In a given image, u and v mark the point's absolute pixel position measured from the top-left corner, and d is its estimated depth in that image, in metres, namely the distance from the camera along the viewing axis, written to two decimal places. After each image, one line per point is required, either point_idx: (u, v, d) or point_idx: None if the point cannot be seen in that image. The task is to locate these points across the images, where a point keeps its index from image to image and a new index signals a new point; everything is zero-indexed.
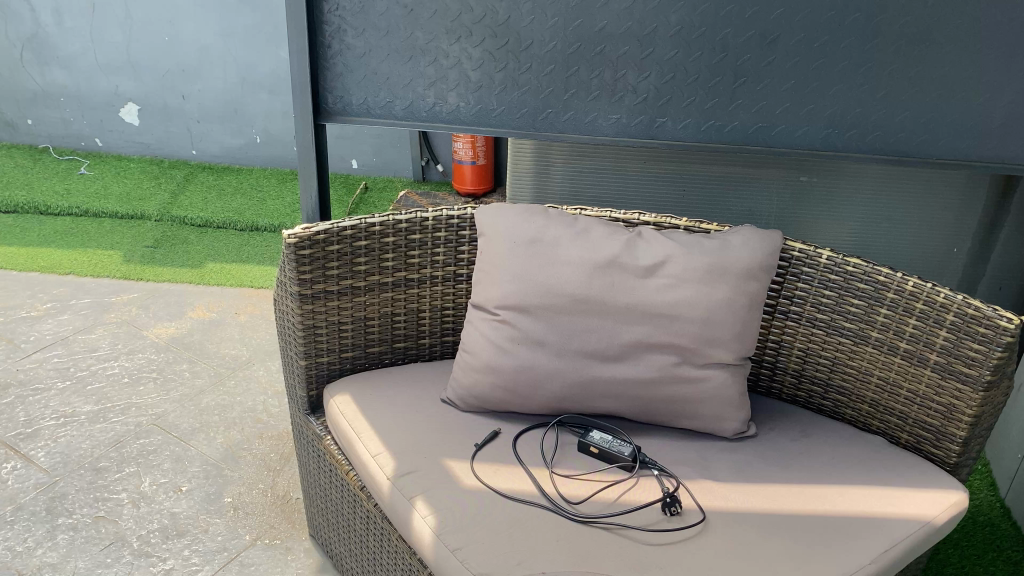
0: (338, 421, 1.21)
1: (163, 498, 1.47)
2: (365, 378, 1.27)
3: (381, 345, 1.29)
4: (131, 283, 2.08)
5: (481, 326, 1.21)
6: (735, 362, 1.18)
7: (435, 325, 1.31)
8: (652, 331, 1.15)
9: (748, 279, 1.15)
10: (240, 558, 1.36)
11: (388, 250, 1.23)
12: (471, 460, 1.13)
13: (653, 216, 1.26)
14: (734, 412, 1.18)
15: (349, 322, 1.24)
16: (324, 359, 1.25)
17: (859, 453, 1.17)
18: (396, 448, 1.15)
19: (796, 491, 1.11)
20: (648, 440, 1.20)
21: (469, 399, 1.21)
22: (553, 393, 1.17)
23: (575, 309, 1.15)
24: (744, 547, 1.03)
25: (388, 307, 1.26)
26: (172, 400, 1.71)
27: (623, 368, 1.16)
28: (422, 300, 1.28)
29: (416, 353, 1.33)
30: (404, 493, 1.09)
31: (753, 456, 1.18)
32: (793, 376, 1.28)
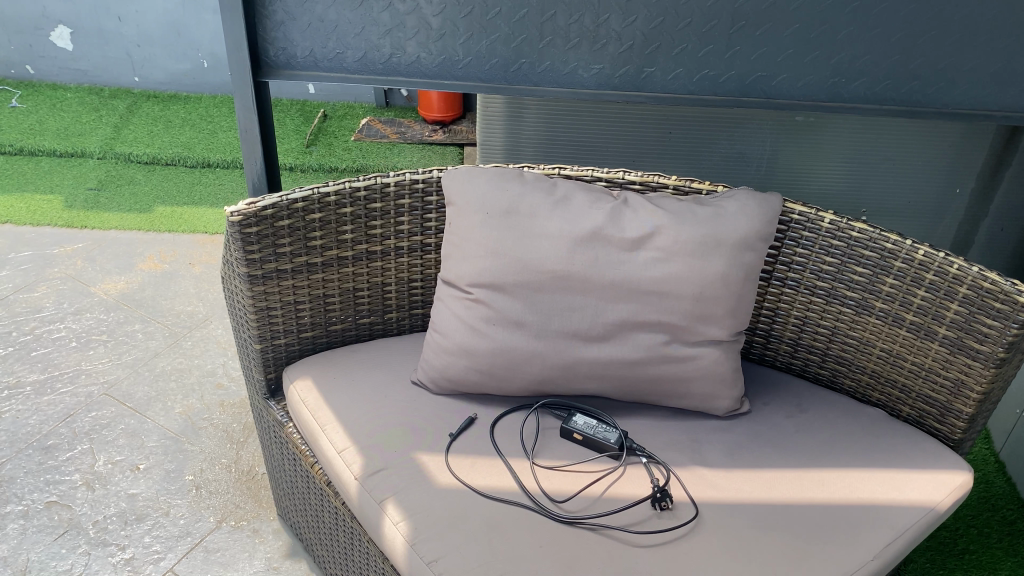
0: (300, 410, 1.11)
1: (119, 479, 1.39)
2: (328, 359, 1.17)
3: (344, 322, 1.18)
4: (75, 232, 1.94)
5: (452, 305, 1.10)
6: (729, 338, 1.09)
7: (402, 299, 1.20)
8: (639, 308, 1.05)
9: (745, 249, 1.05)
10: (204, 544, 1.29)
11: (346, 222, 1.10)
12: (445, 454, 1.05)
13: (639, 176, 1.14)
14: (727, 391, 1.10)
15: (307, 301, 1.13)
16: (282, 341, 1.15)
17: (858, 430, 1.10)
18: (363, 442, 1.06)
19: (792, 477, 1.04)
20: (634, 421, 1.12)
21: (441, 383, 1.12)
22: (533, 376, 1.08)
23: (555, 286, 1.05)
24: (740, 544, 0.96)
25: (349, 283, 1.15)
26: (125, 366, 1.60)
27: (608, 349, 1.07)
28: (387, 274, 1.17)
29: (383, 329, 1.23)
30: (373, 495, 1.00)
31: (747, 436, 1.10)
32: (788, 345, 1.20)
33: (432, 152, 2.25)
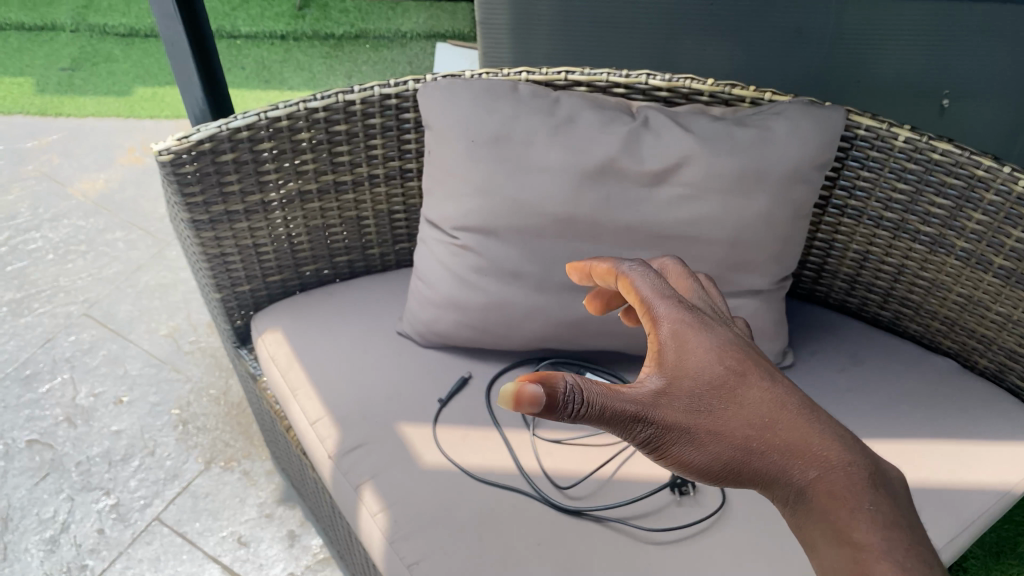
0: (269, 369, 0.97)
1: (102, 414, 1.29)
2: (302, 305, 1.02)
3: (317, 262, 1.02)
4: (50, 121, 1.76)
5: (437, 249, 0.92)
6: (771, 285, 0.90)
7: (384, 232, 1.03)
8: (661, 257, 0.86)
9: (794, 182, 0.84)
10: (193, 489, 1.21)
11: (304, 150, 0.91)
12: (433, 426, 0.91)
13: (666, 80, 0.92)
14: (767, 345, 0.92)
15: (269, 244, 0.96)
16: (245, 287, 0.99)
17: (923, 388, 0.93)
18: (339, 412, 0.92)
19: None
20: None
21: (429, 337, 0.96)
22: (534, 334, 0.92)
23: (558, 232, 0.86)
24: (774, 539, 0.82)
25: (317, 220, 0.97)
26: (107, 281, 1.48)
27: None
28: (362, 206, 0.99)
29: (365, 264, 1.06)
30: (348, 478, 0.87)
31: None
32: (843, 282, 1.00)
33: (440, 11, 2.00)
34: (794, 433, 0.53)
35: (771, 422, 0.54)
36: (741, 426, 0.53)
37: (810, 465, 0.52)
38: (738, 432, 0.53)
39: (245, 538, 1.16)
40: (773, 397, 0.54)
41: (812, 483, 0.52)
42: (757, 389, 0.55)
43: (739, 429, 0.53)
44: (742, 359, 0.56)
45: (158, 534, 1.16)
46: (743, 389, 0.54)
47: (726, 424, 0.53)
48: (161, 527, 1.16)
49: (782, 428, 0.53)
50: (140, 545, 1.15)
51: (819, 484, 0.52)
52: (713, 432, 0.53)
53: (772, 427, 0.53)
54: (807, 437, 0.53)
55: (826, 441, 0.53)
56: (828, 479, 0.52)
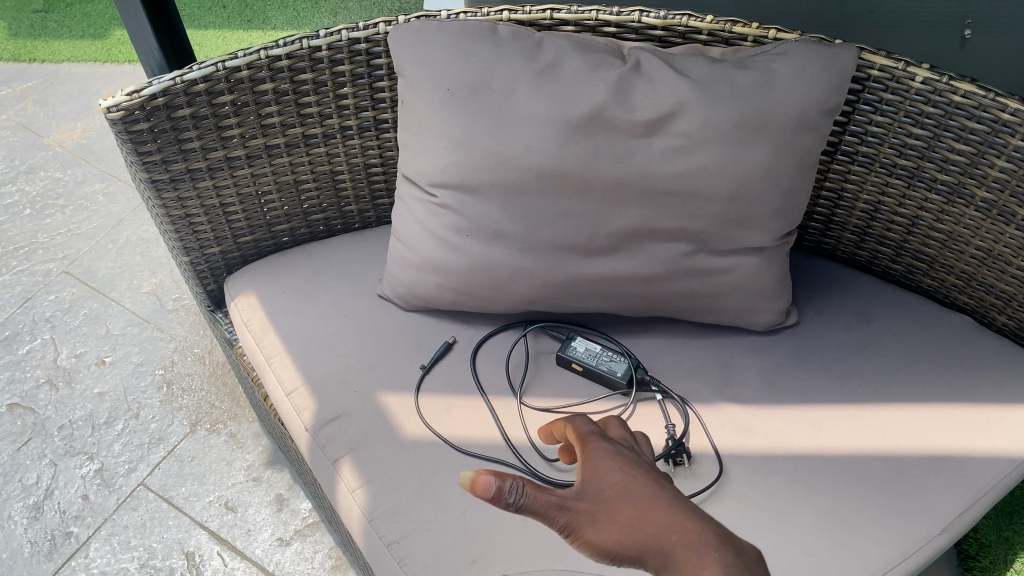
0: (243, 335, 0.92)
1: (85, 375, 1.25)
2: (277, 267, 0.96)
3: (290, 221, 0.96)
4: (23, 67, 1.69)
5: (415, 207, 0.86)
6: (773, 242, 0.84)
7: (360, 187, 0.97)
8: (655, 213, 0.80)
9: (799, 129, 0.77)
10: (178, 452, 1.17)
11: (269, 102, 0.84)
12: (415, 394, 0.86)
13: (661, 18, 0.84)
14: (766, 306, 0.87)
15: (237, 203, 0.90)
16: (215, 248, 0.93)
17: (936, 347, 0.87)
18: (316, 380, 0.87)
19: (845, 416, 0.83)
20: (650, 341, 0.91)
21: (412, 300, 0.91)
22: (520, 296, 0.87)
23: (543, 188, 0.80)
24: (774, 512, 0.77)
25: (287, 177, 0.91)
26: (87, 237, 1.42)
27: (614, 262, 0.83)
28: (334, 161, 0.92)
29: (342, 222, 1.00)
30: (326, 451, 0.83)
31: (790, 358, 0.88)
32: (853, 234, 0.94)
33: None
34: (682, 514, 0.47)
35: (663, 499, 0.48)
36: (615, 510, 0.47)
37: (693, 543, 0.45)
38: (630, 512, 0.47)
39: (233, 502, 1.13)
40: (670, 491, 0.49)
41: (691, 561, 0.45)
42: (658, 484, 0.49)
43: (629, 507, 0.47)
44: (651, 468, 0.52)
45: (144, 500, 1.13)
46: (646, 481, 0.49)
47: (615, 505, 0.48)
48: (147, 492, 1.14)
49: (673, 509, 0.47)
50: (125, 511, 1.12)
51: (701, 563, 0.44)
52: (601, 511, 0.47)
53: (660, 505, 0.47)
54: (675, 512, 0.47)
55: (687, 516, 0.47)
56: (704, 553, 0.45)
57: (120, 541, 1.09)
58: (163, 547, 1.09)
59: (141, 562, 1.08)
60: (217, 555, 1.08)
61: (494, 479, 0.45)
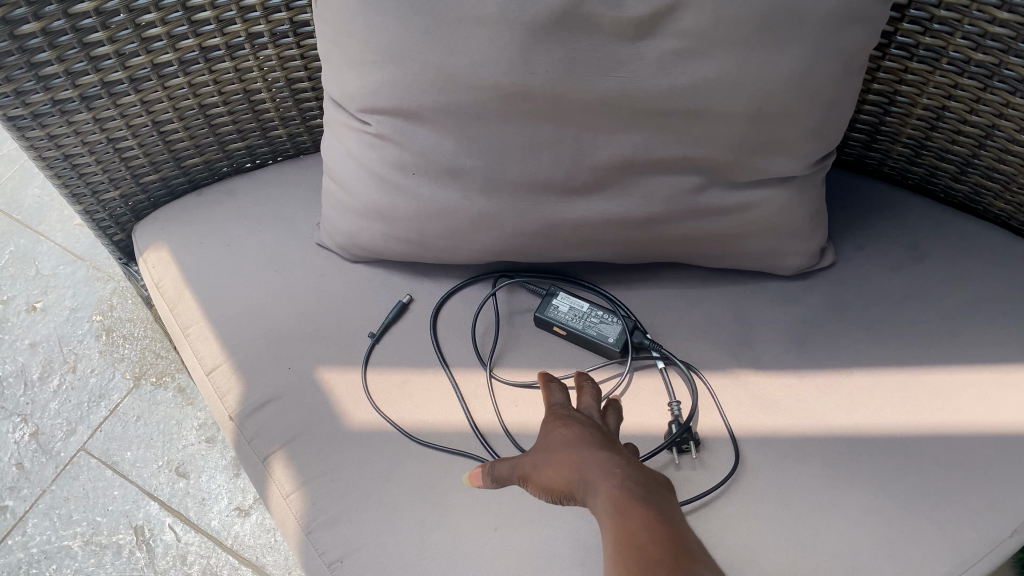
0: (155, 298, 0.76)
1: (13, 324, 1.10)
2: (194, 210, 0.79)
3: (203, 152, 0.78)
4: None
5: (347, 138, 0.68)
6: (806, 169, 0.65)
7: (285, 107, 0.78)
8: (652, 140, 0.61)
9: (843, 21, 0.57)
10: (122, 412, 1.04)
11: (148, 8, 0.64)
12: (364, 370, 0.71)
13: None
14: (794, 247, 0.70)
15: (130, 137, 0.72)
16: (112, 191, 0.76)
17: (1008, 289, 0.70)
18: (242, 355, 0.71)
19: (892, 384, 0.67)
20: (649, 292, 0.74)
21: (356, 252, 0.74)
22: (486, 246, 0.69)
23: (503, 113, 0.61)
24: (803, 510, 0.62)
25: (189, 101, 0.72)
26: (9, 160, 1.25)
27: (601, 201, 0.66)
28: (247, 77, 0.73)
29: (269, 149, 0.82)
30: (254, 446, 0.68)
31: (824, 308, 0.72)
32: (905, 147, 0.74)
33: None
34: (603, 453, 0.52)
35: (592, 443, 0.53)
36: (553, 455, 0.54)
37: (605, 471, 0.50)
38: (564, 452, 0.53)
39: (185, 467, 1.00)
40: (607, 442, 0.55)
41: (600, 486, 0.50)
42: (597, 433, 0.55)
43: (562, 452, 0.53)
44: (604, 431, 0.57)
45: (85, 468, 1.00)
46: (586, 433, 0.55)
47: (556, 450, 0.54)
48: (88, 459, 1.01)
49: (597, 447, 0.53)
50: (65, 481, 0.99)
51: (607, 488, 0.49)
52: (544, 456, 0.54)
53: (586, 448, 0.53)
54: (598, 454, 0.52)
55: (610, 456, 0.52)
56: (608, 480, 0.50)
57: (61, 515, 0.97)
58: (108, 521, 0.97)
59: (85, 539, 0.96)
60: (169, 529, 0.96)
61: (483, 473, 0.57)
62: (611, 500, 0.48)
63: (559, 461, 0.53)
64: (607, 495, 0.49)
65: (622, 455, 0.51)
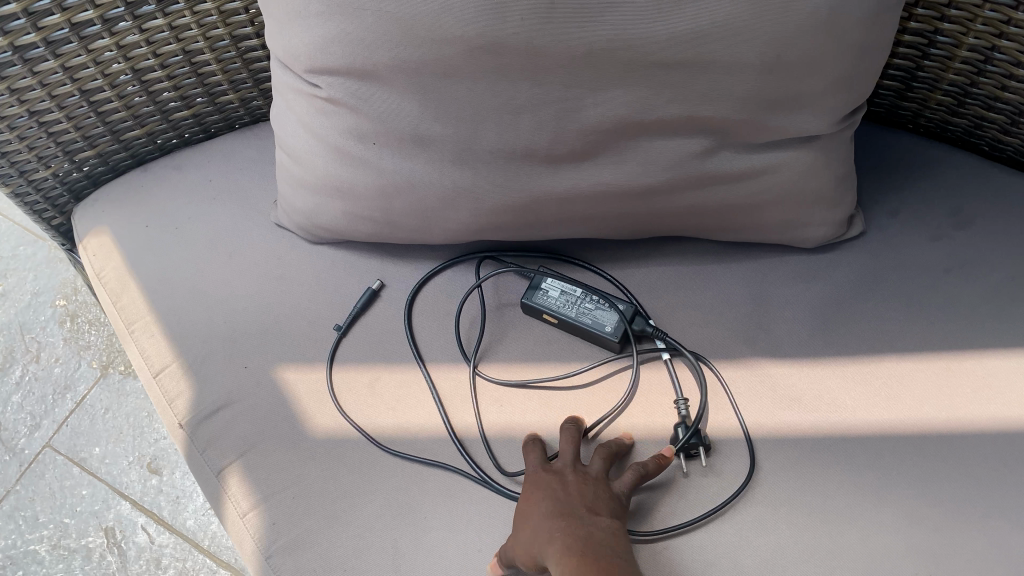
0: (97, 289, 0.68)
1: None
2: (139, 188, 0.70)
3: (143, 122, 0.69)
4: None
5: (297, 106, 0.59)
6: (832, 126, 0.56)
7: (232, 67, 0.69)
8: (649, 99, 0.52)
9: None
10: (89, 404, 0.97)
11: None
12: (329, 368, 0.63)
13: None
14: (817, 217, 0.60)
15: (56, 110, 0.63)
16: (43, 171, 0.67)
17: None
18: (192, 354, 0.63)
19: (932, 371, 0.58)
20: (652, 270, 0.66)
21: (318, 233, 0.66)
22: (462, 224, 0.61)
23: (471, 72, 0.51)
24: (832, 521, 0.54)
25: (120, 66, 0.63)
26: None
27: (593, 170, 0.57)
28: (184, 36, 0.64)
29: (221, 117, 0.74)
30: (206, 457, 0.60)
31: (852, 284, 0.63)
32: (946, 95, 0.64)
33: None
34: (550, 524, 0.50)
35: (547, 513, 0.51)
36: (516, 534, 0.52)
37: (552, 555, 0.49)
38: (520, 531, 0.52)
39: (157, 463, 0.93)
40: (567, 499, 0.52)
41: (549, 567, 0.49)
42: (556, 493, 0.53)
43: (520, 528, 0.52)
44: (576, 472, 0.55)
45: (50, 466, 0.93)
46: (546, 492, 0.53)
47: (518, 524, 0.52)
48: (54, 456, 0.94)
49: (546, 518, 0.51)
50: (29, 481, 0.93)
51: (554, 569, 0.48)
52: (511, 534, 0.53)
53: (540, 521, 0.51)
54: (545, 526, 0.51)
55: (559, 525, 0.50)
56: (553, 560, 0.49)
57: (27, 518, 0.91)
58: (77, 522, 0.90)
59: (52, 543, 0.89)
60: (141, 530, 0.90)
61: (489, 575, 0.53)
62: None
63: (519, 538, 0.51)
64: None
65: (567, 528, 0.50)
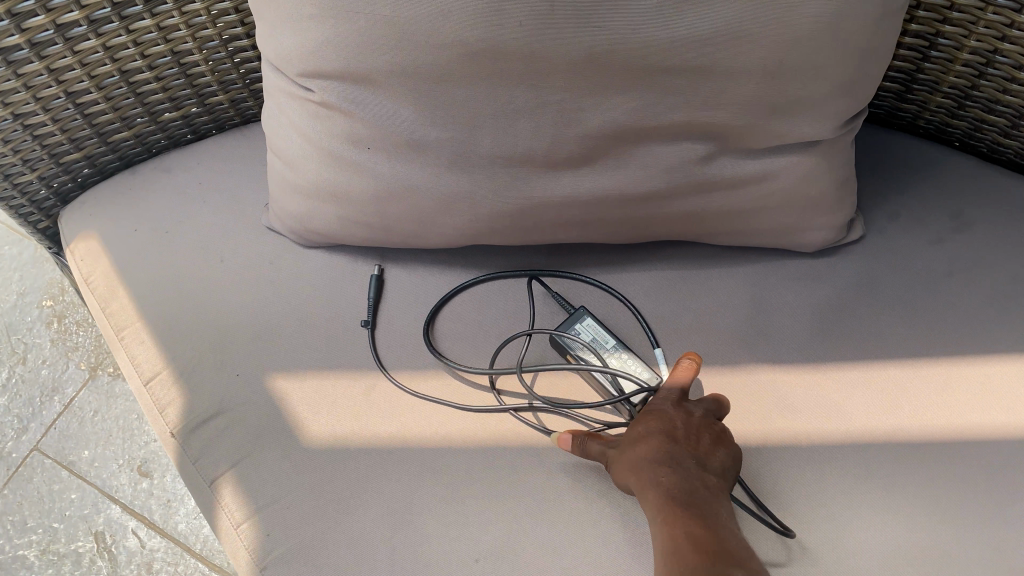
0: (85, 294, 0.66)
1: None
2: (129, 191, 0.69)
3: (130, 124, 0.67)
4: None
5: (291, 110, 0.58)
6: (834, 132, 0.55)
7: (222, 67, 0.67)
8: (650, 104, 0.51)
9: None
10: (77, 406, 0.96)
11: None
12: (323, 375, 0.62)
13: None
14: (817, 222, 0.60)
15: (41, 112, 0.61)
16: (28, 174, 0.65)
17: None
18: (184, 360, 0.62)
19: (934, 377, 0.58)
20: (650, 274, 0.65)
21: (311, 237, 0.65)
22: (459, 229, 0.60)
23: (470, 78, 0.50)
24: (834, 530, 0.54)
25: (107, 67, 0.62)
26: None
27: (593, 176, 0.56)
28: (173, 37, 0.63)
29: (210, 117, 0.72)
30: (199, 466, 0.59)
31: (852, 289, 0.62)
32: (946, 98, 0.64)
33: None
34: (662, 478, 0.50)
35: (659, 456, 0.52)
36: (629, 458, 0.53)
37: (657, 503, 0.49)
38: (638, 476, 0.52)
39: (148, 466, 0.92)
40: (681, 450, 0.52)
41: (653, 502, 0.50)
42: (672, 443, 0.52)
43: (635, 455, 0.53)
44: (681, 449, 0.52)
45: (39, 469, 0.92)
46: (670, 438, 0.53)
47: (633, 457, 0.53)
48: (42, 459, 0.93)
49: (660, 473, 0.51)
50: (18, 484, 0.91)
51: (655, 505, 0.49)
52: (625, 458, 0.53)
53: (652, 462, 0.52)
54: (656, 482, 0.50)
55: (668, 482, 0.50)
56: (658, 503, 0.49)
57: (15, 522, 0.89)
58: (66, 527, 0.89)
59: (42, 548, 0.88)
60: (132, 534, 0.89)
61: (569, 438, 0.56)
62: (657, 517, 0.48)
63: (635, 470, 0.52)
64: (655, 505, 0.49)
65: (677, 485, 0.50)
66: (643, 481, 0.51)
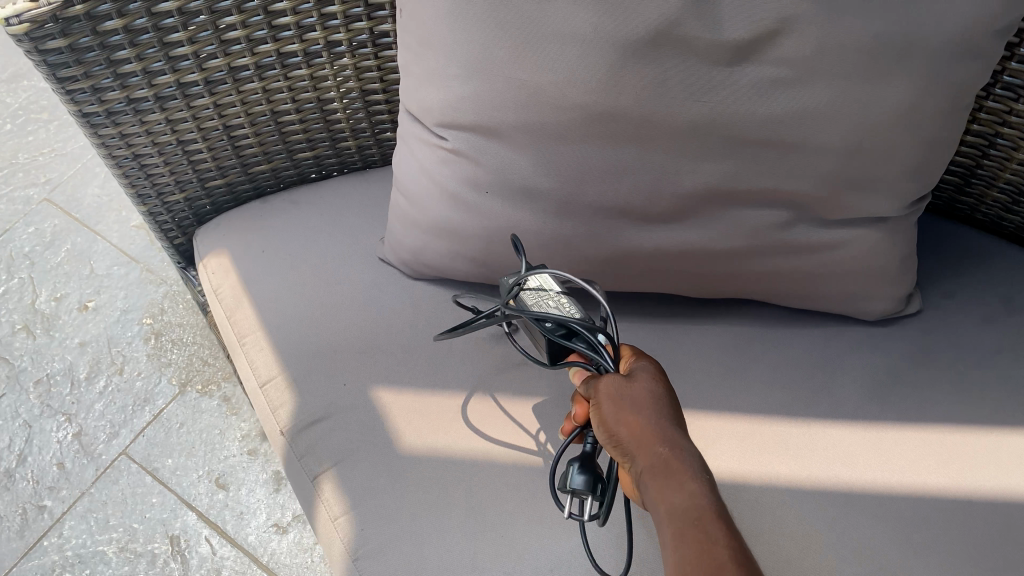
0: (212, 304, 0.75)
1: (65, 322, 1.11)
2: (258, 217, 0.78)
3: (269, 158, 0.77)
4: None
5: (422, 154, 0.66)
6: (901, 210, 0.62)
7: (356, 117, 0.77)
8: (742, 172, 0.59)
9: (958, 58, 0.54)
10: (164, 418, 1.03)
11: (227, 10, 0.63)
12: (420, 393, 0.68)
13: None
14: (880, 292, 0.66)
15: (199, 140, 0.71)
16: (177, 194, 0.75)
17: None
18: (296, 368, 0.70)
19: (984, 443, 0.63)
20: (722, 330, 0.72)
21: (420, 269, 0.72)
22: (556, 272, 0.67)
23: (587, 138, 0.59)
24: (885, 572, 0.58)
25: (262, 106, 0.71)
26: (73, 161, 1.31)
27: (683, 231, 0.63)
28: (321, 86, 0.72)
29: (337, 161, 0.81)
30: (303, 462, 0.66)
31: (909, 359, 0.68)
32: (1002, 193, 0.71)
33: None
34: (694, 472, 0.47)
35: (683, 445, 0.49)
36: (652, 437, 0.50)
37: (692, 492, 0.46)
38: (667, 456, 0.48)
39: (225, 479, 0.99)
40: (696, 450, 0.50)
41: (685, 491, 0.46)
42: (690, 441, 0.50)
43: (657, 437, 0.50)
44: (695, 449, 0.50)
45: (125, 472, 0.99)
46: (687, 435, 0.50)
47: (656, 436, 0.50)
48: (129, 463, 0.99)
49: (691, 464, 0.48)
50: (104, 484, 0.98)
51: (691, 494, 0.46)
52: (647, 435, 0.50)
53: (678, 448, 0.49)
54: (688, 472, 0.47)
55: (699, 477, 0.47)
56: (695, 495, 0.46)
57: (98, 519, 0.95)
58: (145, 528, 0.95)
59: (120, 546, 0.93)
60: (205, 541, 0.94)
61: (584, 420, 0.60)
62: (692, 511, 0.45)
63: (661, 451, 0.49)
64: (690, 494, 0.46)
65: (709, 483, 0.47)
66: (668, 463, 0.48)
